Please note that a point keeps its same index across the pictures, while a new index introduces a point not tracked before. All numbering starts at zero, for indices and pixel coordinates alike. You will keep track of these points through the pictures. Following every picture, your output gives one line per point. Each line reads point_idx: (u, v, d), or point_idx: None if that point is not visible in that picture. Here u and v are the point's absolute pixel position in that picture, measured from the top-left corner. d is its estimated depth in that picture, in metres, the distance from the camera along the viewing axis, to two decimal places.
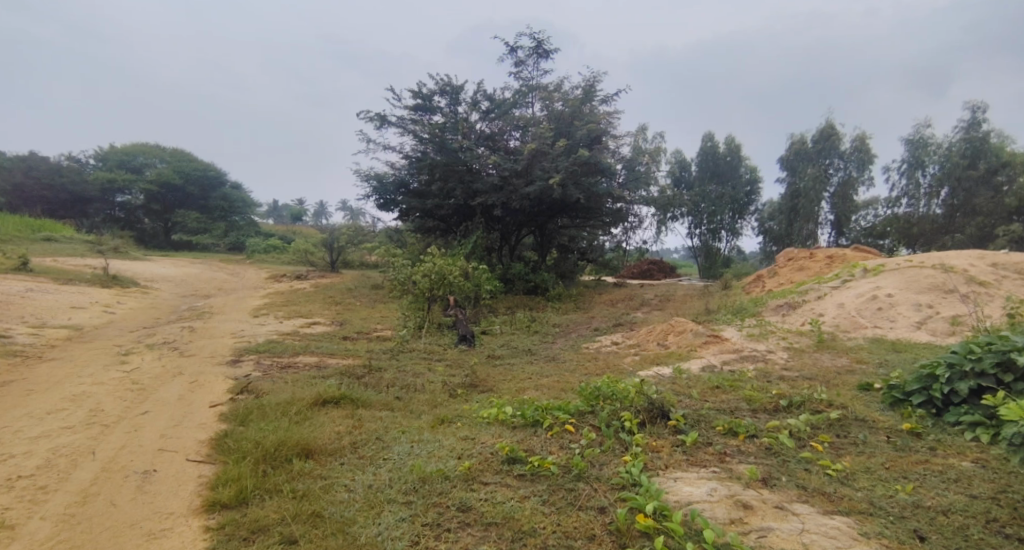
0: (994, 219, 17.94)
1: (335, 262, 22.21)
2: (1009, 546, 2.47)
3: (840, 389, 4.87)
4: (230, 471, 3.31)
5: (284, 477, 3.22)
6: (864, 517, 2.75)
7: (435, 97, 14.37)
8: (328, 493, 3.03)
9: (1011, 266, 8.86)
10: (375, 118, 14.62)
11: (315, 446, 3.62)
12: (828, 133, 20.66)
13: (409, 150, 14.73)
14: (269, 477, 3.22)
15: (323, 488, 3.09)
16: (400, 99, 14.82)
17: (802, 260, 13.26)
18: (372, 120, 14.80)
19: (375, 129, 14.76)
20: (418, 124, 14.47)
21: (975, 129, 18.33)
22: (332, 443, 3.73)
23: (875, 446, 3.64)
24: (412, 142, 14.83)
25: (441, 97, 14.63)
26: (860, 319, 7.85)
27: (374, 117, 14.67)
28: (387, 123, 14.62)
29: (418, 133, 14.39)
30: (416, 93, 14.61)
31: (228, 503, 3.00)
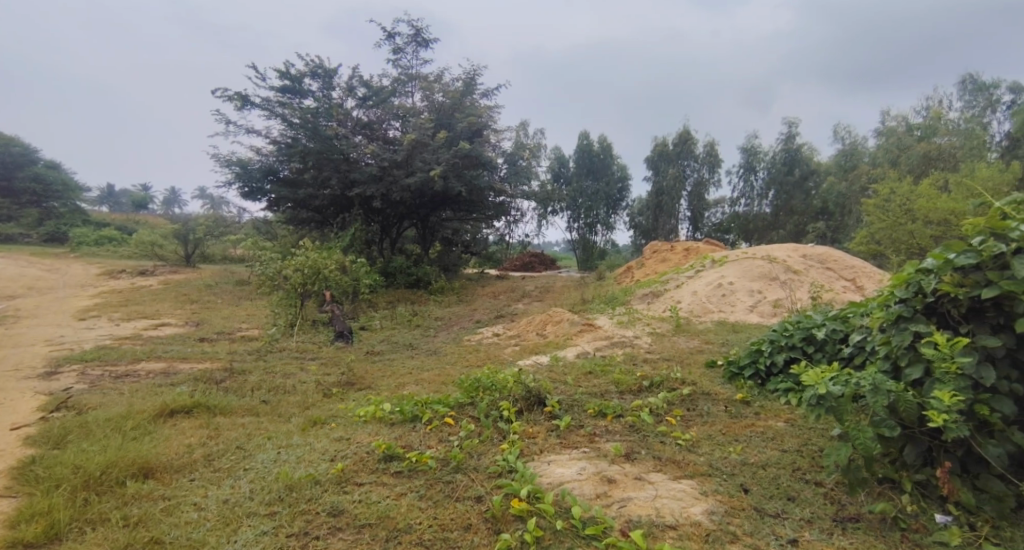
0: (806, 218, 21.25)
1: (191, 256, 20.01)
2: (809, 490, 2.94)
3: (692, 367, 5.43)
4: (38, 503, 2.85)
5: (115, 504, 2.85)
6: (704, 478, 3.10)
7: (304, 79, 13.51)
8: (172, 515, 2.75)
9: (816, 256, 10.47)
10: (235, 98, 13.42)
11: (156, 465, 3.27)
12: (685, 137, 22.73)
13: (276, 135, 13.70)
14: (94, 506, 2.84)
15: (165, 510, 2.80)
16: (264, 79, 13.72)
17: (664, 253, 14.51)
18: (231, 100, 13.55)
19: (236, 110, 13.54)
20: (286, 107, 13.52)
21: (791, 141, 21.18)
22: (179, 459, 3.39)
23: (716, 415, 4.12)
24: (279, 126, 13.81)
25: (311, 79, 13.77)
26: (709, 305, 8.77)
27: (234, 97, 13.45)
28: (249, 104, 13.47)
29: (287, 117, 13.43)
30: (282, 73, 13.60)
31: (34, 541, 2.58)
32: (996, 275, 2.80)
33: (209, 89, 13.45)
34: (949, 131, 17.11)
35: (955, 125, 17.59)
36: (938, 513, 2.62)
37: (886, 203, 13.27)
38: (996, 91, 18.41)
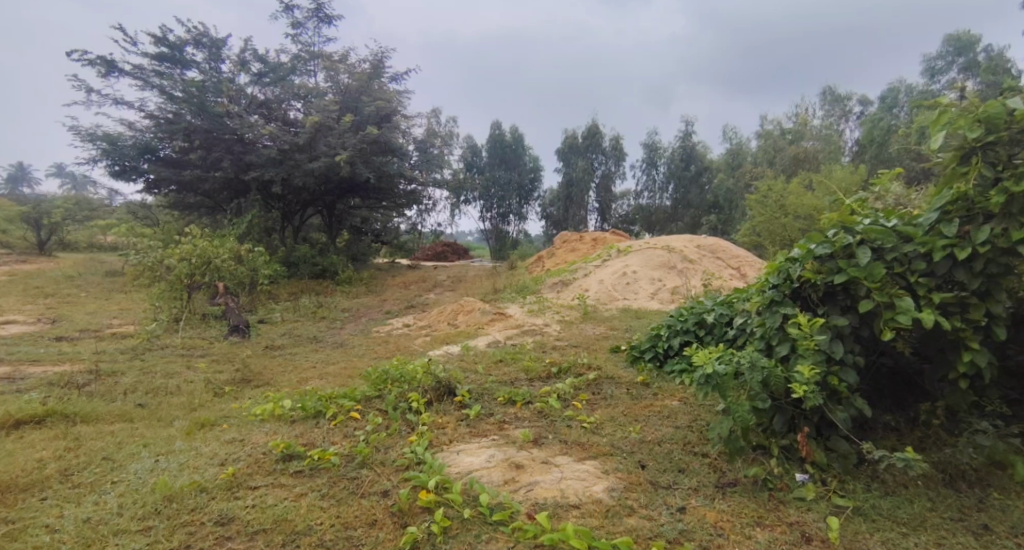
0: (701, 211, 22.75)
1: (44, 243, 17.68)
2: (698, 461, 3.17)
3: (598, 352, 5.65)
4: None
5: None
6: (606, 458, 3.23)
7: (186, 47, 12.34)
8: (18, 541, 2.42)
9: (708, 246, 11.26)
10: (99, 63, 12.01)
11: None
12: (594, 130, 23.49)
13: (152, 109, 12.42)
14: None
15: (9, 535, 2.46)
16: (136, 44, 12.38)
17: (573, 243, 14.94)
18: (95, 65, 12.10)
19: (101, 77, 12.13)
20: (163, 77, 12.30)
21: (688, 138, 22.55)
22: (30, 476, 3.00)
23: (618, 397, 4.31)
24: (156, 99, 12.55)
25: (195, 49, 12.61)
26: (614, 293, 9.16)
27: (98, 62, 12.03)
28: (116, 71, 12.11)
29: (165, 89, 12.23)
30: (158, 39, 12.33)
31: None
32: (846, 263, 3.17)
33: (65, 51, 12.52)
34: (813, 135, 19.12)
35: (819, 131, 19.63)
36: (798, 474, 2.91)
37: (765, 199, 14.56)
38: (850, 102, 20.78)
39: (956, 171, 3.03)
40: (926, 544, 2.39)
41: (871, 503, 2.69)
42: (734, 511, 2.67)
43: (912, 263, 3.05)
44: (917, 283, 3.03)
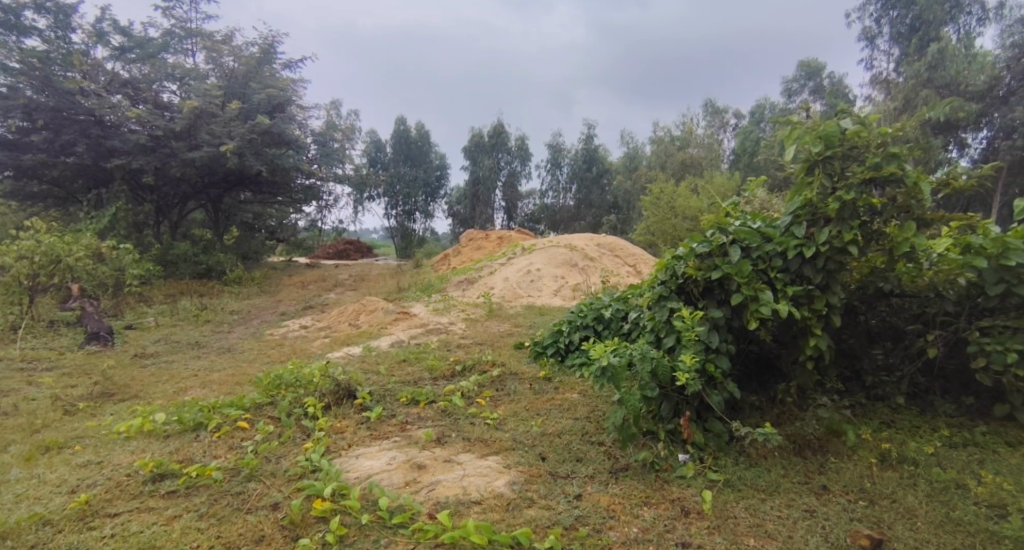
0: (602, 211, 23.77)
1: None
2: (594, 450, 3.32)
3: (502, 349, 5.73)
4: None
5: None
6: (508, 452, 3.29)
7: (25, 12, 10.70)
8: None
9: (607, 245, 11.80)
10: None
11: None
12: (499, 130, 23.71)
13: None
14: None
15: None
16: None
17: (479, 241, 15.02)
18: None
19: None
20: None
21: (590, 141, 23.46)
22: None
23: (521, 392, 4.40)
24: None
25: (37, 14, 10.94)
26: (518, 290, 9.33)
27: None
28: None
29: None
30: None
31: None
32: (721, 260, 3.48)
33: None
34: (698, 143, 20.71)
35: (702, 140, 21.27)
36: (680, 454, 3.14)
37: (657, 201, 15.51)
38: (727, 114, 22.74)
39: (804, 180, 3.43)
40: (779, 506, 2.71)
41: (739, 475, 2.98)
42: (625, 494, 2.83)
43: (772, 260, 3.43)
44: (775, 278, 3.39)
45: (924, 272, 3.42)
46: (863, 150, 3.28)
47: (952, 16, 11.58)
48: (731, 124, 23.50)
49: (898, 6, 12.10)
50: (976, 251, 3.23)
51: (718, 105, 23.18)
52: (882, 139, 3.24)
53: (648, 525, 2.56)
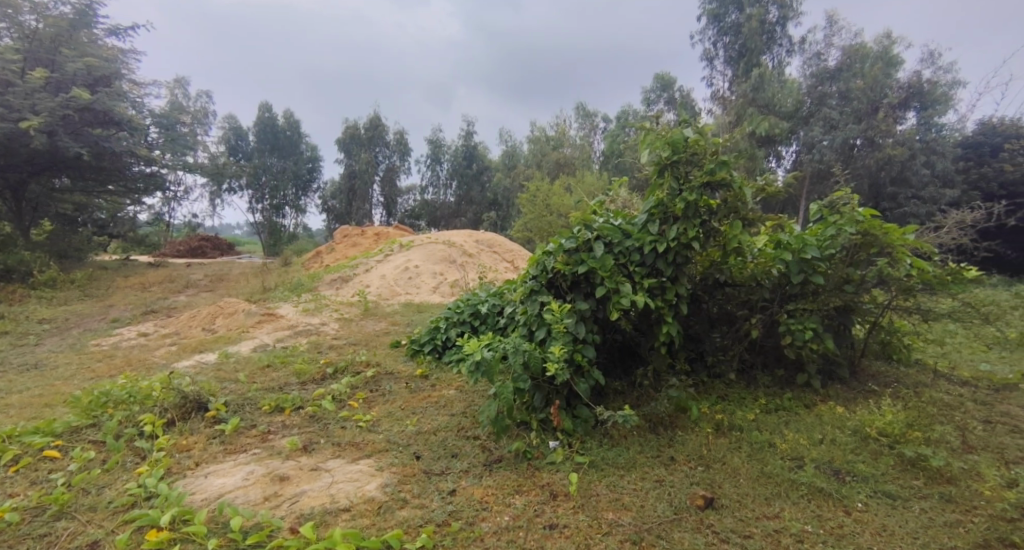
0: (482, 208, 23.92)
1: None
2: (469, 444, 3.34)
3: (377, 349, 5.56)
4: None
5: None
6: (381, 454, 3.20)
7: None
8: None
9: (485, 241, 11.95)
10: None
11: None
12: (376, 123, 22.90)
13: None
14: None
15: None
16: None
17: (355, 237, 14.43)
18: None
19: None
20: None
21: (469, 138, 23.50)
22: None
23: (397, 392, 4.29)
24: None
25: None
26: (396, 287, 9.11)
27: None
28: None
29: None
30: None
31: None
32: (586, 255, 3.68)
33: None
34: (570, 144, 21.67)
35: (574, 141, 22.28)
36: (550, 441, 3.29)
37: (534, 199, 16.02)
38: (596, 118, 24.00)
39: (656, 181, 3.76)
40: (634, 480, 2.95)
41: (602, 455, 3.18)
42: (497, 484, 2.89)
43: (630, 255, 3.71)
44: (633, 272, 3.67)
45: (747, 265, 3.92)
46: (702, 157, 3.67)
47: (768, 46, 13.16)
48: (600, 128, 24.90)
49: (729, 33, 13.42)
50: (784, 247, 3.79)
51: (588, 108, 24.43)
52: (715, 147, 3.67)
53: (519, 511, 2.64)
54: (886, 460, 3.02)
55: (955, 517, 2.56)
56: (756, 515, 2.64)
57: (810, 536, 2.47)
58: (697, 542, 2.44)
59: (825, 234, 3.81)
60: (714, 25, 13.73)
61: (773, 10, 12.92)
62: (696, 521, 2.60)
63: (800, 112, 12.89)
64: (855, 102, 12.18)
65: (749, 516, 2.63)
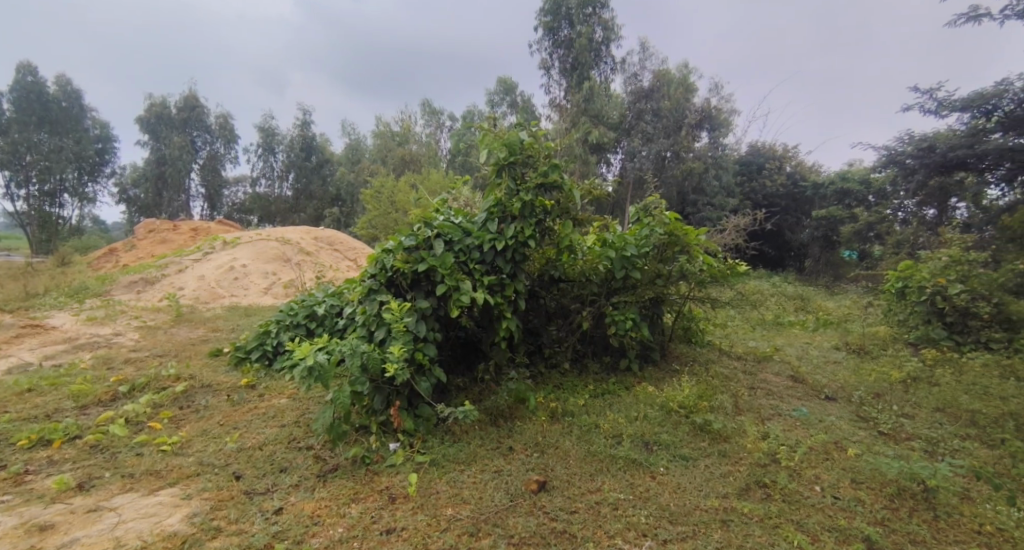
0: (324, 203, 22.44)
1: None
2: (300, 456, 3.11)
3: (191, 360, 4.90)
4: None
5: None
6: (190, 481, 2.82)
7: None
8: None
9: (325, 239, 11.25)
10: None
11: None
12: (193, 103, 20.33)
13: None
14: None
15: None
16: None
17: (164, 232, 12.62)
18: None
19: None
20: None
21: (307, 128, 21.93)
22: None
23: (215, 407, 3.83)
24: None
25: None
26: (217, 290, 8.16)
27: None
28: None
29: None
30: None
31: None
32: (426, 253, 3.64)
33: None
34: (416, 140, 21.39)
35: (419, 138, 22.06)
36: (391, 443, 3.19)
37: (378, 195, 15.57)
38: (441, 116, 23.89)
39: (495, 181, 3.86)
40: (474, 473, 3.00)
41: (443, 453, 3.17)
42: (331, 495, 2.73)
43: (470, 253, 3.76)
44: (474, 269, 3.72)
45: (578, 262, 4.27)
46: (535, 159, 3.86)
47: (597, 62, 14.31)
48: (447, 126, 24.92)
49: (562, 46, 14.35)
50: (609, 245, 4.20)
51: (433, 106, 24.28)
52: (548, 152, 3.90)
53: (354, 521, 2.53)
54: (682, 428, 3.47)
55: (727, 469, 3.06)
56: (581, 491, 2.86)
57: (624, 503, 2.76)
58: (530, 525, 2.57)
59: (641, 235, 4.26)
60: (549, 37, 14.52)
61: (598, 30, 14.05)
62: (528, 504, 2.73)
63: (623, 124, 14.18)
64: (664, 120, 13.77)
65: (576, 493, 2.84)
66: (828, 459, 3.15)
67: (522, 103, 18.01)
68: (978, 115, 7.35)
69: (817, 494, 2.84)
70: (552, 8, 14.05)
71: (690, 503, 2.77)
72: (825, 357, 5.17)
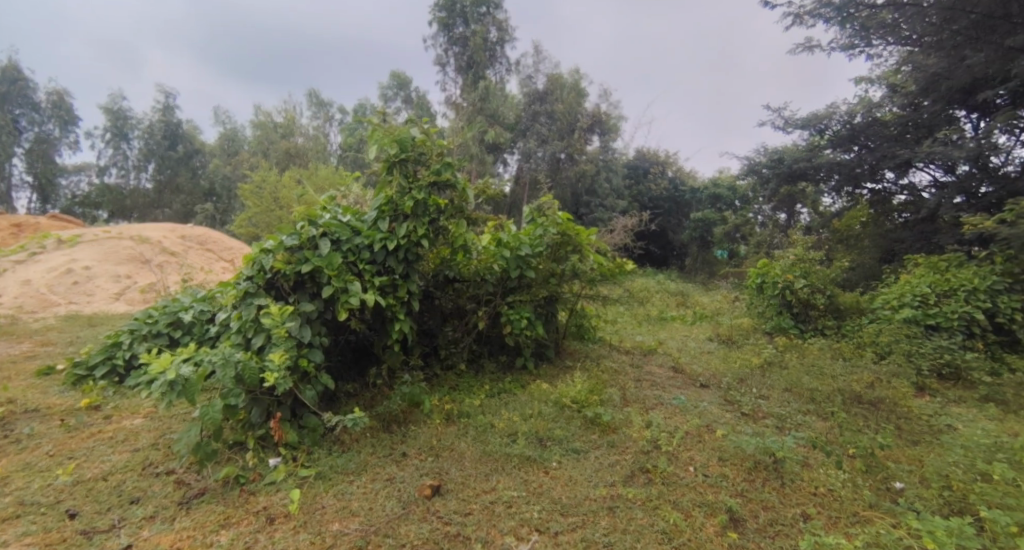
0: (194, 198, 20.52)
1: None
2: (156, 483, 2.78)
3: (13, 381, 4.21)
4: None
5: None
6: (6, 526, 2.42)
7: None
8: None
9: (193, 237, 10.24)
10: None
11: None
12: (15, 76, 17.62)
13: None
14: None
15: None
16: None
17: None
18: None
19: None
20: None
21: (169, 113, 19.76)
22: None
23: (44, 435, 3.31)
24: None
25: None
26: (51, 297, 7.12)
27: None
28: None
29: None
30: None
31: None
32: (311, 253, 3.41)
33: None
34: (302, 133, 20.21)
35: (305, 131, 20.86)
36: (270, 459, 2.95)
37: (259, 190, 14.54)
38: (330, 108, 22.80)
39: (385, 178, 3.71)
40: (364, 483, 2.86)
41: (331, 465, 2.99)
42: (195, 524, 2.47)
43: (360, 252, 3.58)
44: (364, 270, 3.55)
45: (472, 262, 4.23)
46: (427, 157, 3.78)
47: (492, 62, 14.40)
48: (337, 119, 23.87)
49: (457, 43, 14.22)
50: (503, 244, 4.23)
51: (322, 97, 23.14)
52: (440, 149, 3.82)
53: None
54: (575, 422, 3.57)
55: (615, 458, 3.19)
56: (476, 493, 2.83)
57: (518, 500, 2.77)
58: (422, 531, 2.49)
59: (535, 234, 4.32)
60: (444, 33, 14.34)
61: (492, 31, 14.16)
62: (422, 510, 2.65)
63: (519, 125, 14.47)
64: (558, 123, 14.19)
65: (471, 494, 2.80)
66: (701, 441, 3.39)
67: (416, 99, 17.65)
68: (812, 133, 8.28)
69: (691, 474, 3.04)
70: (446, 4, 13.86)
71: (581, 493, 2.84)
72: (701, 348, 5.59)
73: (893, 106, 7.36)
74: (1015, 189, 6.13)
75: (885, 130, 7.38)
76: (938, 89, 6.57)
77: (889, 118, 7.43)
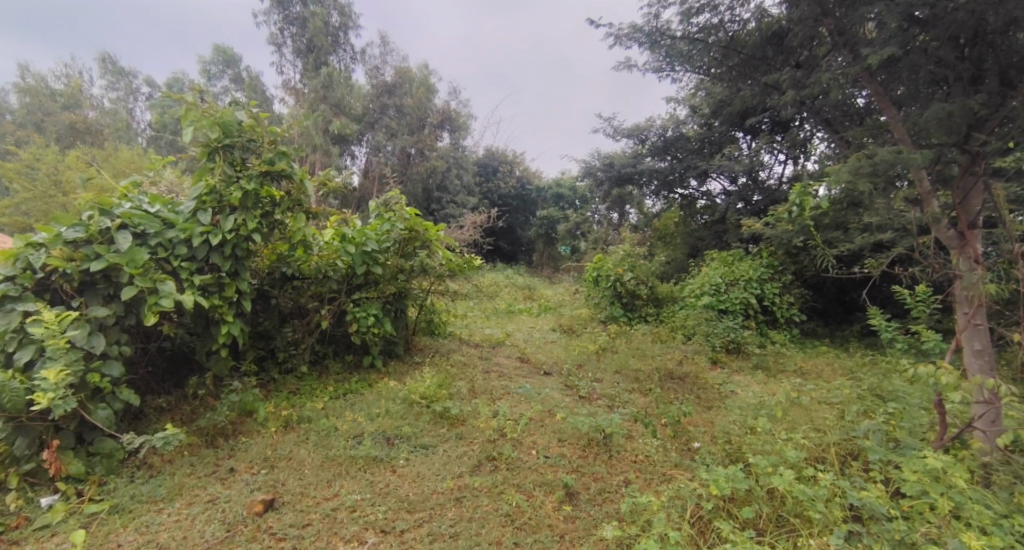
0: None
1: None
2: None
3: None
4: None
5: None
6: None
7: None
8: None
9: None
10: None
11: None
12: None
13: None
14: None
15: None
16: None
17: None
18: None
19: None
20: None
21: None
22: None
23: None
24: None
25: None
26: None
27: None
28: None
29: None
30: None
31: None
32: (105, 249, 2.94)
33: None
34: (92, 105, 17.18)
35: (98, 103, 17.76)
36: (43, 498, 2.54)
37: (32, 170, 12.26)
38: (134, 79, 19.65)
39: (205, 165, 3.35)
40: (178, 509, 2.59)
41: (131, 494, 2.64)
42: None
43: (175, 248, 3.19)
44: (179, 268, 3.17)
45: (313, 258, 3.98)
46: (258, 143, 3.50)
47: (334, 47, 13.74)
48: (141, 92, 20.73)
49: (294, 23, 13.30)
50: (348, 240, 4.07)
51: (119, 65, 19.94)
52: (273, 137, 3.55)
53: None
54: (424, 417, 3.57)
55: (464, 449, 3.27)
56: (316, 501, 2.70)
57: (363, 503, 2.70)
58: None
59: (382, 230, 4.22)
60: (277, 10, 13.29)
61: (333, 14, 13.49)
62: (251, 530, 2.48)
63: (366, 117, 13.87)
64: (407, 117, 14.01)
65: (310, 504, 2.67)
66: (543, 425, 3.62)
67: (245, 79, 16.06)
68: (635, 143, 9.21)
69: (534, 457, 3.23)
70: None
71: (429, 488, 2.86)
72: (544, 338, 5.94)
73: (694, 124, 8.60)
74: (774, 198, 7.72)
75: (688, 144, 8.55)
76: (722, 114, 7.53)
77: (691, 134, 8.63)
